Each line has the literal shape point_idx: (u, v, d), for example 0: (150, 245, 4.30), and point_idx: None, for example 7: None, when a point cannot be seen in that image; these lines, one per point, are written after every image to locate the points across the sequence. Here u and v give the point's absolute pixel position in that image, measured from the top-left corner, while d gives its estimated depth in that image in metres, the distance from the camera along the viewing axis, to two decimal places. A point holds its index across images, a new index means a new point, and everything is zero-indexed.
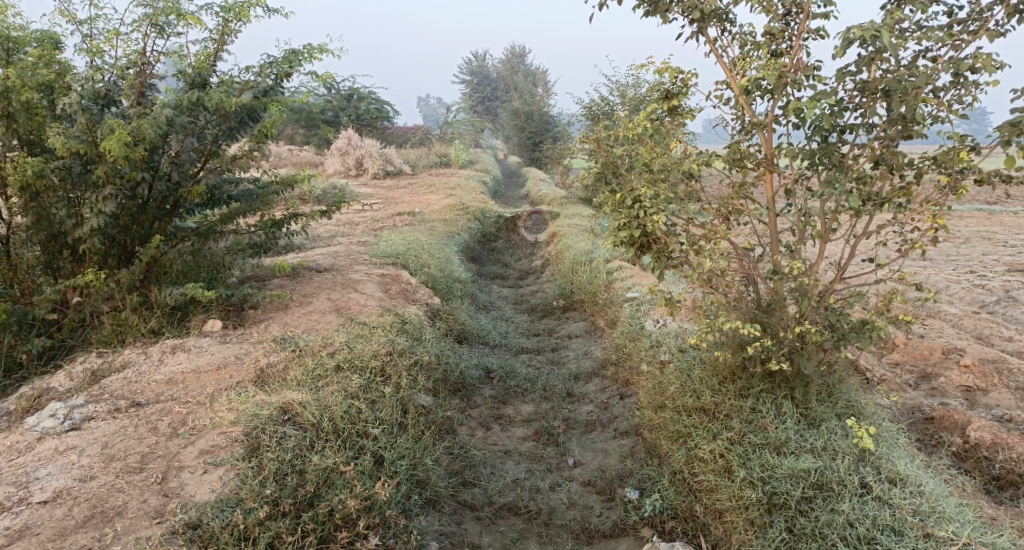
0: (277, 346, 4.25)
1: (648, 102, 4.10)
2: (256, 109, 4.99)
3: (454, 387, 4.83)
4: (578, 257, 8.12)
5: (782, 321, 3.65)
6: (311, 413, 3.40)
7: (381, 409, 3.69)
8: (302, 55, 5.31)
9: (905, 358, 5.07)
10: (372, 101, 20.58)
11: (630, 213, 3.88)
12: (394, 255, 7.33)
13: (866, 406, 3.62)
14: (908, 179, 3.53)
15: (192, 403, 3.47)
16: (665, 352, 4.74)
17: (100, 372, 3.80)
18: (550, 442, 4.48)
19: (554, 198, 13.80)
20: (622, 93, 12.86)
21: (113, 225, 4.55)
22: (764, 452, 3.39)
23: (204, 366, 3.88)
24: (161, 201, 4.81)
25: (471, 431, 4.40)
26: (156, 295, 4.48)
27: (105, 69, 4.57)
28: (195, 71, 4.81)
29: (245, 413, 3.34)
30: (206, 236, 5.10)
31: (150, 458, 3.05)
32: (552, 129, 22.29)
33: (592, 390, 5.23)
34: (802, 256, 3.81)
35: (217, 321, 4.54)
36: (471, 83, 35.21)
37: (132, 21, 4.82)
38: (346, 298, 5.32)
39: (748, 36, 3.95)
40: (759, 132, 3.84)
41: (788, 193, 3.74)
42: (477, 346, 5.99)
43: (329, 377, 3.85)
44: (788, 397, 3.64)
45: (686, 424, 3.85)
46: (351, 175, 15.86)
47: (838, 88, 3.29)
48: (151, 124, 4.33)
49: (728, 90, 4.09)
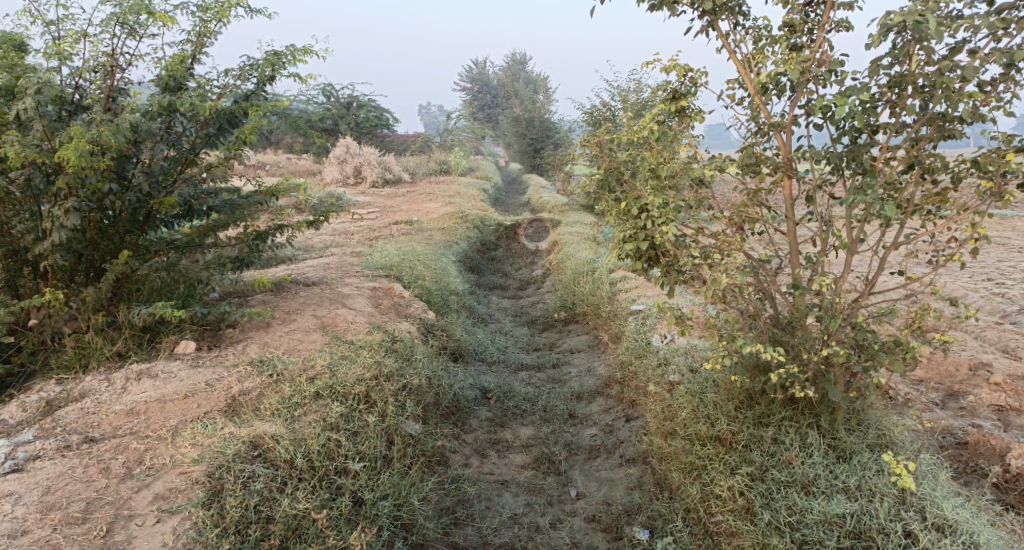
0: (254, 370, 3.90)
1: (654, 103, 3.79)
2: (237, 115, 4.67)
3: (448, 411, 4.48)
4: (580, 267, 7.78)
5: (805, 342, 3.32)
6: (284, 448, 3.07)
7: (364, 442, 3.35)
8: (285, 57, 5.11)
9: (929, 374, 4.68)
10: (371, 108, 20.32)
11: (636, 223, 3.54)
12: (388, 266, 7.00)
13: (900, 435, 3.28)
14: (942, 184, 3.21)
15: (152, 438, 3.14)
16: (674, 372, 4.40)
17: (57, 402, 3.48)
18: (551, 471, 4.13)
19: (555, 205, 13.48)
20: (623, 98, 12.57)
21: (78, 240, 4.23)
22: (790, 493, 3.07)
23: (170, 394, 3.54)
24: (133, 213, 4.45)
25: (465, 460, 4.05)
26: (123, 315, 4.14)
27: (69, 72, 4.24)
28: (168, 74, 4.47)
29: (209, 450, 3.01)
30: (183, 250, 4.78)
31: (97, 505, 2.71)
32: (553, 135, 22.06)
33: (596, 411, 4.88)
34: (825, 268, 3.46)
35: (191, 343, 4.21)
36: (471, 90, 35.07)
37: (100, 21, 4.51)
38: (333, 315, 4.98)
39: (763, 30, 3.63)
40: (776, 134, 3.52)
41: (809, 199, 3.41)
42: (474, 364, 5.65)
43: (308, 405, 3.51)
44: (813, 426, 3.31)
45: (699, 456, 3.52)
46: (350, 184, 15.53)
47: (870, 83, 2.94)
48: (110, 130, 4.00)
49: (740, 89, 3.77)
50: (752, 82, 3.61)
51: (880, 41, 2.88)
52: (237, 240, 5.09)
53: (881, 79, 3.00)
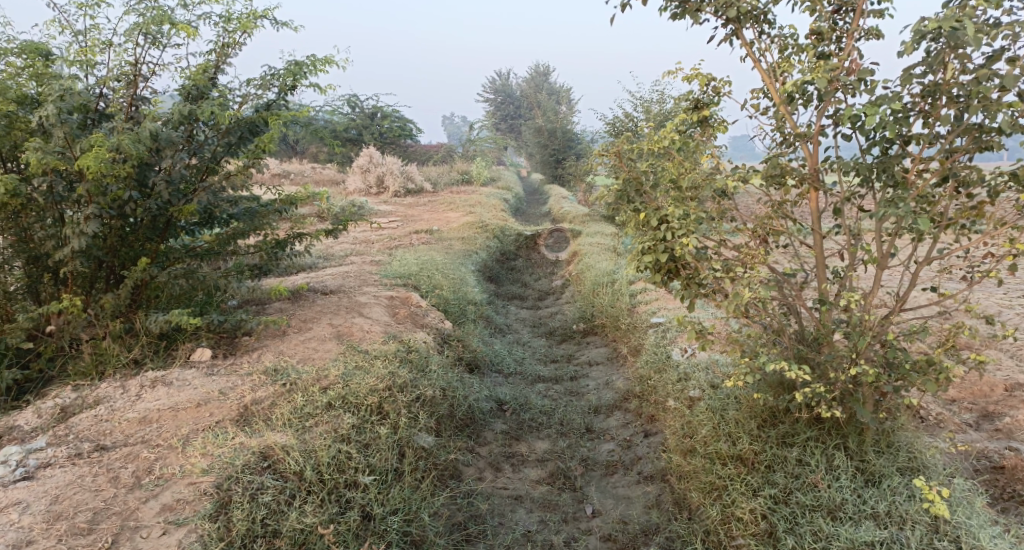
0: (268, 379, 3.87)
1: (677, 113, 3.75)
2: (258, 124, 4.68)
3: (462, 423, 4.42)
4: (600, 278, 7.69)
5: (832, 360, 3.21)
6: (294, 459, 3.04)
7: (375, 454, 3.30)
8: (306, 66, 5.12)
9: (963, 394, 4.50)
10: (394, 119, 20.45)
11: (656, 235, 3.44)
12: (406, 275, 6.97)
13: (932, 458, 3.14)
14: (977, 197, 3.08)
15: (162, 448, 3.12)
16: (694, 388, 4.29)
17: (72, 408, 3.48)
18: (566, 487, 4.03)
19: (576, 216, 13.39)
20: (646, 109, 12.49)
21: (97, 246, 4.26)
22: (816, 518, 2.95)
23: (183, 403, 3.52)
24: (153, 221, 4.46)
25: (479, 474, 3.98)
26: (140, 322, 4.15)
27: (95, 81, 4.32)
28: (191, 84, 4.50)
29: (219, 460, 2.98)
30: (203, 258, 4.79)
31: (104, 515, 2.68)
32: (575, 146, 22.04)
33: (614, 426, 4.78)
34: (853, 283, 3.35)
35: (206, 350, 4.21)
36: (494, 101, 35.22)
37: (123, 31, 4.56)
38: (350, 324, 4.95)
39: (789, 38, 3.54)
40: (802, 145, 3.44)
41: (837, 212, 3.31)
42: (490, 376, 5.58)
43: (319, 416, 3.46)
44: (840, 447, 3.18)
45: (720, 476, 3.40)
46: (372, 193, 15.59)
47: (902, 92, 2.81)
48: (130, 138, 4.02)
49: (766, 99, 3.67)
50: (777, 92, 3.52)
51: (914, 49, 2.76)
52: (255, 248, 5.09)
53: (915, 87, 2.87)
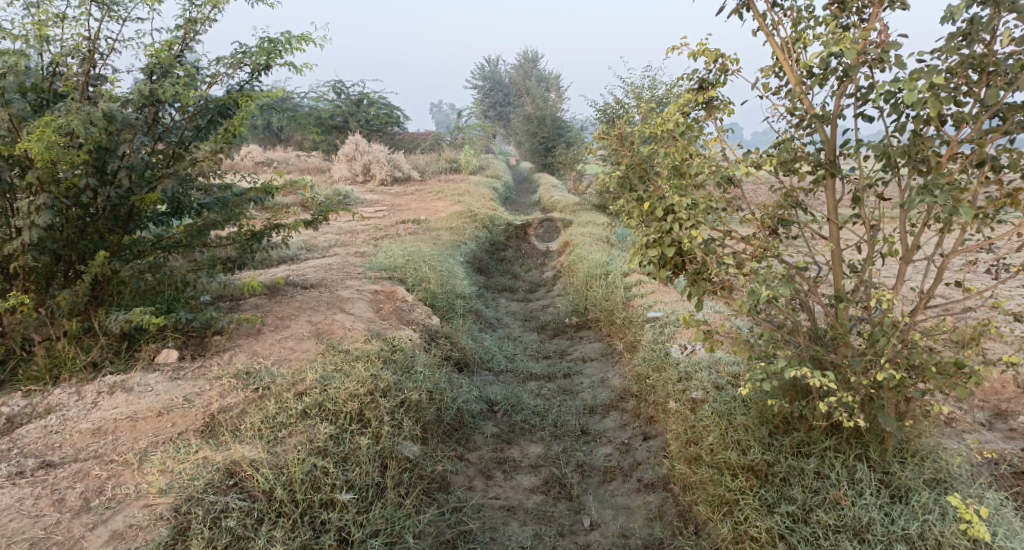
0: (239, 384, 3.56)
1: (681, 94, 3.48)
2: (228, 106, 4.35)
3: (450, 427, 4.14)
4: (594, 270, 7.42)
5: (853, 364, 2.95)
6: (263, 477, 2.78)
7: (353, 468, 3.02)
8: (280, 44, 4.77)
9: (976, 393, 4.26)
10: (381, 106, 20.02)
11: (661, 226, 3.11)
12: (392, 267, 6.66)
13: (959, 469, 2.91)
14: (1012, 184, 2.82)
15: (116, 464, 2.83)
16: (696, 389, 4.03)
17: (19, 419, 3.18)
18: (561, 496, 3.77)
19: (566, 206, 13.10)
20: (638, 95, 12.15)
21: (53, 238, 3.90)
22: (841, 541, 2.70)
23: (143, 411, 3.22)
24: (114, 212, 4.12)
25: (468, 483, 3.71)
26: (100, 321, 3.82)
27: (48, 58, 3.98)
28: (154, 62, 4.12)
29: (179, 479, 2.72)
30: (172, 251, 4.46)
31: (43, 546, 2.41)
32: (566, 134, 21.69)
33: (610, 428, 4.54)
34: (873, 280, 3.09)
35: (173, 352, 3.89)
36: (482, 89, 34.75)
37: (78, 2, 4.18)
38: (330, 320, 4.64)
39: (804, 12, 3.26)
40: (819, 127, 3.16)
41: (857, 201, 3.05)
42: (480, 374, 5.30)
43: (293, 425, 3.18)
44: (862, 458, 2.94)
45: (730, 488, 3.13)
46: (358, 181, 15.19)
47: (944, 64, 2.50)
48: (82, 120, 3.63)
49: (777, 78, 3.41)
50: (792, 70, 3.24)
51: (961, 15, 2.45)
52: (228, 240, 4.74)
53: (957, 59, 2.55)
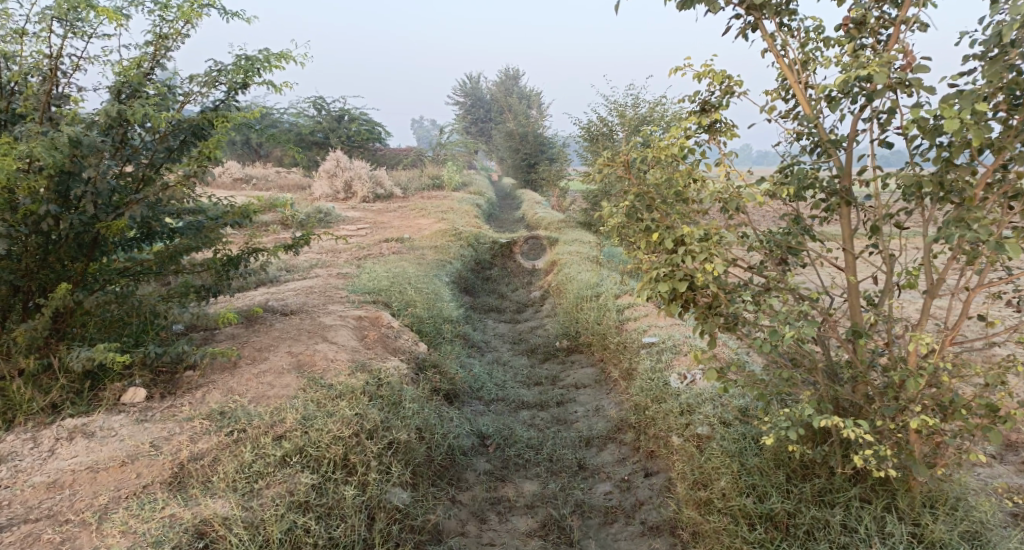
0: (212, 426, 3.28)
1: (685, 115, 3.29)
2: (203, 126, 4.09)
3: (441, 467, 3.88)
4: (584, 290, 7.20)
5: (877, 405, 2.77)
6: (236, 537, 2.61)
7: (337, 523, 2.85)
8: (258, 60, 4.53)
9: None
10: (363, 122, 19.77)
11: (673, 258, 2.89)
12: (376, 290, 6.40)
13: (989, 517, 2.73)
14: None
15: (71, 525, 2.61)
16: (701, 423, 3.82)
17: None
18: (561, 541, 3.53)
19: (551, 223, 12.91)
20: (622, 111, 12.01)
21: (11, 269, 3.61)
22: None
23: (105, 460, 2.96)
24: (79, 238, 3.80)
25: (460, 529, 3.46)
26: (61, 358, 3.52)
27: (8, 75, 3.73)
28: (123, 81, 3.87)
29: (141, 543, 2.52)
30: (141, 279, 4.15)
31: None
32: (549, 150, 21.58)
33: (608, 462, 4.31)
34: (893, 312, 2.91)
35: (140, 390, 3.60)
36: (464, 105, 34.66)
37: (38, 18, 3.92)
38: (312, 351, 4.36)
39: (816, 32, 3.11)
40: (835, 152, 2.99)
41: (876, 229, 2.87)
42: (469, 405, 5.05)
43: (271, 475, 2.96)
44: (889, 508, 2.80)
45: (748, 540, 2.96)
46: (340, 198, 14.90)
47: (983, 87, 2.33)
48: (45, 144, 3.34)
49: (787, 99, 3.25)
50: (804, 91, 3.07)
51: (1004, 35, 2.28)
52: (203, 266, 4.43)
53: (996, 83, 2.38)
